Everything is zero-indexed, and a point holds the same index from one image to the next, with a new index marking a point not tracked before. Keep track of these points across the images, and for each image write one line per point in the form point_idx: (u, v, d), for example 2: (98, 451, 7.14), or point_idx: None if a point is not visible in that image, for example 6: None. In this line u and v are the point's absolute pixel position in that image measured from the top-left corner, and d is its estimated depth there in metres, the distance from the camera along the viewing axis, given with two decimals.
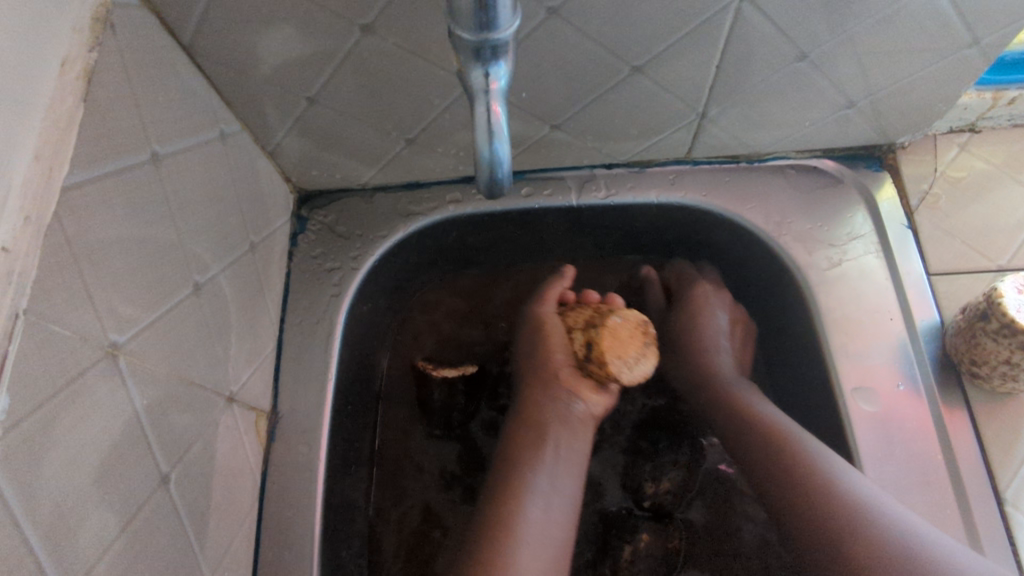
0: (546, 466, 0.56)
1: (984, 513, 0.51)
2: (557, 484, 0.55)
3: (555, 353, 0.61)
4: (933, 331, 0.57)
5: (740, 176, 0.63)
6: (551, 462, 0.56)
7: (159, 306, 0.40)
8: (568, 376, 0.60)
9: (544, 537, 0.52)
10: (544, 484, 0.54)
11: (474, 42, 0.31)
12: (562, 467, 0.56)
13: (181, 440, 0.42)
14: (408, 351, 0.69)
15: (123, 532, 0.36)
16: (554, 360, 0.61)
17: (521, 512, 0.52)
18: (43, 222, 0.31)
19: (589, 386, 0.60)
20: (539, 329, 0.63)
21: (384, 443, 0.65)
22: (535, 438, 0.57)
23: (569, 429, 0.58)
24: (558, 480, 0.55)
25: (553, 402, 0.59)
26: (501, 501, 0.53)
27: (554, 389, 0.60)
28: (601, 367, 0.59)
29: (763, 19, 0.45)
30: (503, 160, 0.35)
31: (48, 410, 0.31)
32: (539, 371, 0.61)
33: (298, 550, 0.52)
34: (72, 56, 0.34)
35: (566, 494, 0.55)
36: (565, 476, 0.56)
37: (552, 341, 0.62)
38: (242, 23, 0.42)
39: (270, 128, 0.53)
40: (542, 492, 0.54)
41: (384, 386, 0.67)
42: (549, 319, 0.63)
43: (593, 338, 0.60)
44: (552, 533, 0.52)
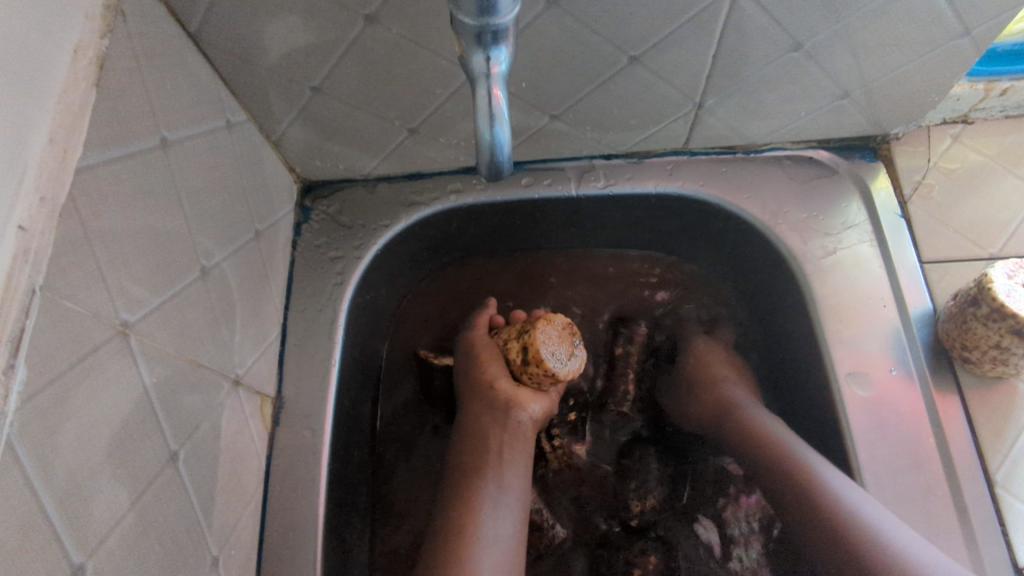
0: (492, 476, 0.57)
1: (975, 494, 0.52)
2: (505, 486, 0.57)
3: (492, 367, 0.62)
4: (926, 318, 0.58)
5: (737, 166, 0.63)
6: (495, 465, 0.58)
7: (167, 288, 0.41)
8: (507, 387, 0.60)
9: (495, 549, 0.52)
10: (494, 486, 0.56)
11: (476, 27, 0.32)
12: (508, 469, 0.58)
13: (188, 420, 0.43)
14: (413, 340, 0.70)
15: (133, 506, 0.37)
16: (489, 371, 0.61)
17: (478, 520, 0.53)
18: (57, 203, 0.32)
19: (527, 392, 0.61)
20: (467, 352, 0.64)
21: (387, 429, 0.67)
22: (478, 445, 0.59)
23: (511, 434, 0.59)
24: (506, 483, 0.57)
25: (490, 411, 0.60)
26: (465, 507, 0.55)
27: (490, 399, 0.60)
28: (538, 367, 0.58)
29: (758, 9, 0.46)
30: (503, 143, 0.37)
31: (62, 383, 0.32)
32: (476, 382, 0.62)
33: (302, 531, 0.53)
34: (85, 41, 0.35)
35: (513, 495, 0.57)
36: (512, 476, 0.58)
37: (487, 355, 0.62)
38: (248, 12, 0.43)
39: (274, 117, 0.54)
40: (490, 495, 0.56)
41: (387, 373, 0.68)
42: (477, 341, 0.64)
43: (526, 343, 0.59)
44: (504, 541, 0.53)
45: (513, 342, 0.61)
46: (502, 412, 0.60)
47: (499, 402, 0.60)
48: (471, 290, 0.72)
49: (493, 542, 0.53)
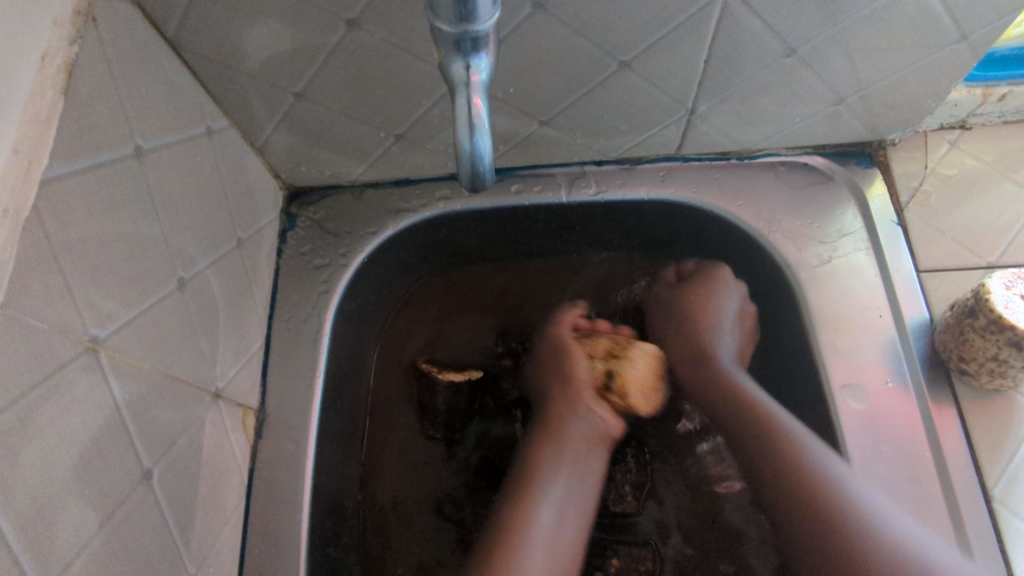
0: (563, 474, 0.58)
1: (970, 508, 0.51)
2: (570, 493, 0.58)
3: (581, 374, 0.63)
4: (922, 329, 0.57)
5: (730, 172, 0.62)
6: (569, 471, 0.59)
7: (142, 301, 0.40)
8: (592, 399, 0.62)
9: (551, 558, 0.54)
10: (550, 505, 0.57)
11: (454, 34, 0.31)
12: (582, 476, 0.59)
13: (164, 437, 0.42)
14: (408, 353, 0.68)
15: (104, 527, 0.36)
16: (580, 381, 0.63)
17: (534, 523, 0.55)
18: (21, 215, 0.31)
19: (608, 409, 0.62)
20: (555, 353, 0.65)
21: (378, 443, 0.65)
22: (554, 450, 0.60)
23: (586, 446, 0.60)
24: (573, 491, 0.58)
25: (572, 418, 0.61)
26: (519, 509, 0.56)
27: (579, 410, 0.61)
28: (622, 398, 0.62)
29: (750, 14, 0.45)
30: (484, 153, 0.35)
31: (25, 404, 0.31)
32: (566, 391, 0.63)
33: (283, 548, 0.51)
34: (53, 48, 0.33)
35: (581, 503, 0.58)
36: (580, 488, 0.59)
37: (574, 362, 0.63)
38: (226, 17, 0.42)
39: (257, 123, 0.53)
40: (555, 502, 0.57)
41: (378, 385, 0.67)
42: (566, 342, 0.65)
43: (615, 368, 0.63)
44: (564, 539, 0.56)
45: (598, 361, 0.64)
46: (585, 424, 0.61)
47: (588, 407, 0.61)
48: (465, 304, 0.70)
49: (546, 550, 0.55)
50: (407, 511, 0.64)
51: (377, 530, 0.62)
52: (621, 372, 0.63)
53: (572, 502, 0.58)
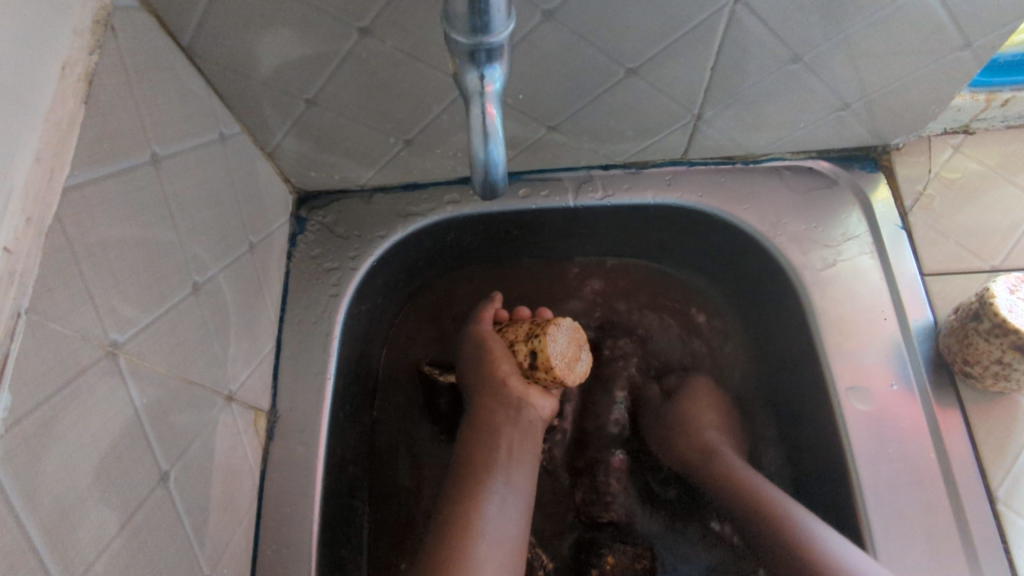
0: (500, 466, 0.58)
1: (975, 509, 0.51)
2: (517, 484, 0.57)
3: (502, 363, 0.61)
4: (926, 331, 0.57)
5: (735, 176, 0.63)
6: (504, 460, 0.58)
7: (159, 306, 0.41)
8: (518, 385, 0.61)
9: (500, 547, 0.53)
10: (495, 496, 0.56)
11: (470, 46, 0.31)
12: (516, 467, 0.58)
13: (180, 440, 0.42)
14: (408, 351, 0.70)
15: (123, 528, 0.36)
16: (501, 369, 0.61)
17: (481, 514, 0.54)
18: (45, 222, 0.31)
19: (537, 391, 0.61)
20: (477, 344, 0.64)
21: (380, 445, 0.66)
22: (489, 441, 0.60)
23: (521, 431, 0.60)
24: (512, 483, 0.57)
25: (502, 408, 0.60)
26: (466, 502, 0.55)
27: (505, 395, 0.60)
28: (547, 373, 0.59)
29: (757, 22, 0.45)
30: (497, 161, 0.35)
31: (49, 407, 0.31)
32: (484, 377, 0.62)
33: (295, 548, 0.52)
34: (73, 58, 0.34)
35: (519, 493, 0.57)
36: (518, 477, 0.58)
37: (495, 352, 0.62)
38: (241, 26, 0.43)
39: (268, 129, 0.53)
40: (498, 493, 0.56)
41: (381, 388, 0.68)
42: (486, 335, 0.64)
43: (536, 348, 0.59)
44: (510, 529, 0.54)
45: (521, 344, 0.61)
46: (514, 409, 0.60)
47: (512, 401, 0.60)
48: (465, 301, 0.71)
49: (495, 537, 0.53)
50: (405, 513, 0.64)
51: (378, 528, 0.63)
52: (541, 348, 0.59)
53: (513, 494, 0.57)
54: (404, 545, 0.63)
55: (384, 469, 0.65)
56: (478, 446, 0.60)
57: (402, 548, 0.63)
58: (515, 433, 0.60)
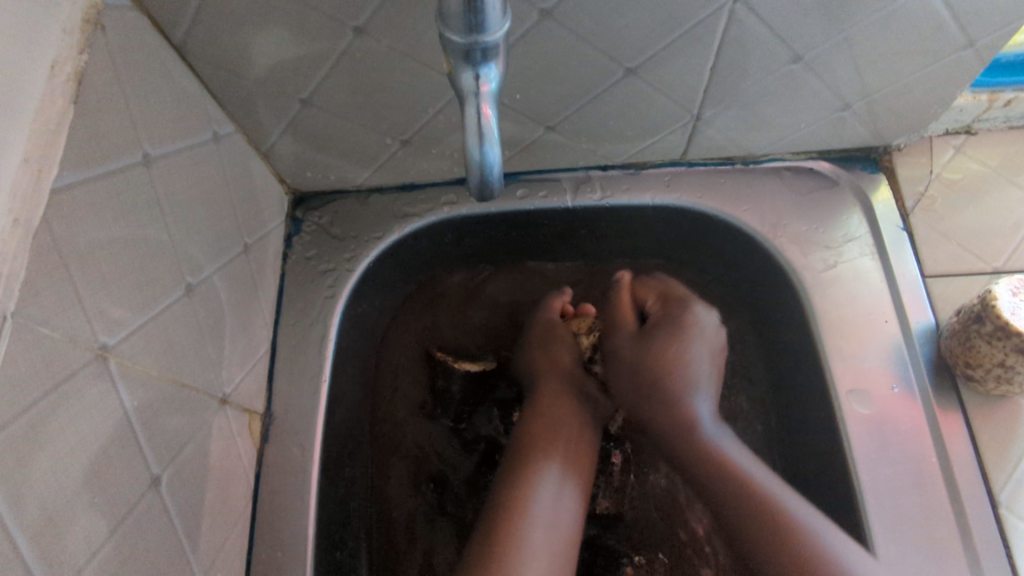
0: (561, 450, 0.58)
1: (977, 514, 0.51)
2: (565, 474, 0.56)
3: (567, 349, 0.64)
4: (928, 333, 0.57)
5: (735, 177, 0.62)
6: (565, 446, 0.58)
7: (150, 309, 0.40)
8: (579, 372, 0.64)
9: (552, 536, 0.53)
10: (549, 486, 0.55)
11: (464, 45, 0.31)
12: (576, 456, 0.58)
13: (172, 443, 0.42)
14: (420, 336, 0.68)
15: (113, 534, 0.36)
16: (568, 355, 0.64)
17: (536, 494, 0.54)
18: (32, 224, 0.31)
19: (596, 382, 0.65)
20: (543, 332, 0.66)
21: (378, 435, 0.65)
22: (551, 428, 0.59)
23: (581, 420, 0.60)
24: (570, 467, 0.57)
25: (568, 392, 0.62)
26: (518, 480, 0.55)
27: (568, 378, 0.63)
28: None
29: (757, 21, 0.45)
30: (493, 162, 0.35)
31: (37, 411, 0.31)
32: (552, 361, 0.64)
33: (290, 552, 0.52)
34: (63, 58, 0.33)
35: (575, 480, 0.57)
36: (579, 463, 0.58)
37: (561, 338, 0.65)
38: (234, 25, 0.42)
39: (263, 129, 0.53)
40: (554, 478, 0.56)
41: (381, 374, 0.66)
42: (554, 323, 0.66)
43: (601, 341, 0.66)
44: (564, 521, 0.54)
45: (582, 336, 0.66)
46: (579, 393, 0.62)
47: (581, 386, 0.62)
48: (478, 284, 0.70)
49: (548, 524, 0.53)
50: (392, 510, 0.63)
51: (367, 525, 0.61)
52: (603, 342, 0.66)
53: (569, 482, 0.56)
54: (389, 541, 0.61)
55: (382, 453, 0.64)
56: (538, 429, 0.59)
57: (386, 545, 0.61)
58: (562, 424, 0.59)
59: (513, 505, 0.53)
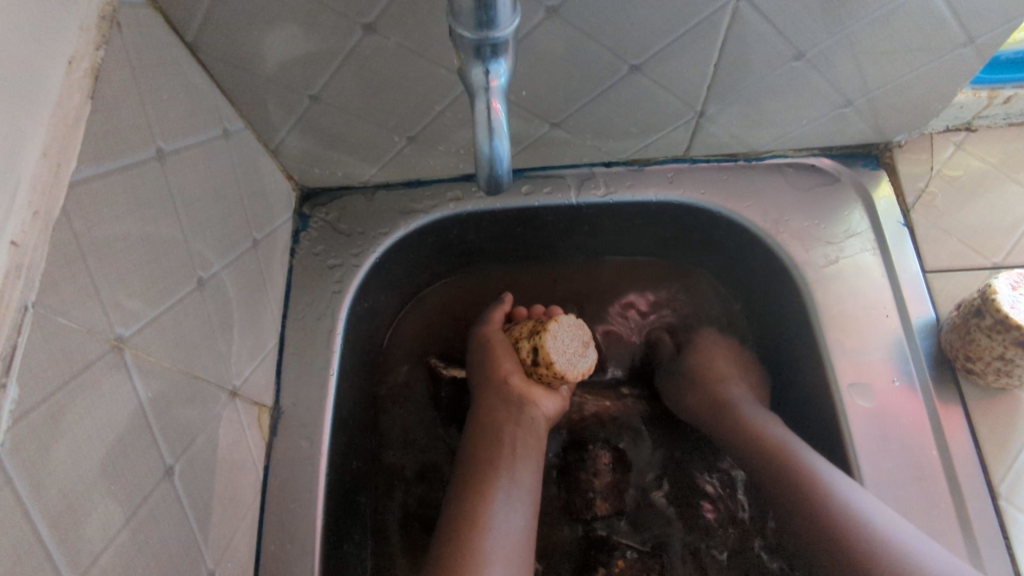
0: (505, 463, 0.58)
1: (977, 505, 0.51)
2: (517, 484, 0.57)
3: (504, 362, 0.62)
4: (928, 328, 0.57)
5: (738, 174, 0.63)
6: (509, 458, 0.58)
7: (163, 301, 0.41)
8: (520, 382, 0.61)
9: (507, 545, 0.53)
10: (501, 500, 0.55)
11: (475, 41, 0.32)
12: (521, 462, 0.58)
13: (185, 434, 0.42)
14: (428, 335, 0.71)
15: (128, 522, 0.36)
16: (503, 367, 0.62)
17: (488, 509, 0.54)
18: (51, 217, 0.31)
19: (541, 389, 0.61)
20: (482, 351, 0.65)
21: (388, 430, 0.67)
22: (491, 442, 0.59)
23: (523, 432, 0.60)
24: (518, 476, 0.57)
25: (503, 406, 0.60)
26: (475, 500, 0.55)
27: (503, 391, 0.61)
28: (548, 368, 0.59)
29: (760, 18, 0.46)
30: (502, 156, 0.35)
31: (57, 399, 0.31)
32: (489, 377, 0.62)
33: (298, 544, 0.52)
34: (80, 53, 0.34)
35: (525, 489, 0.57)
36: (525, 470, 0.58)
37: (499, 351, 0.63)
38: (245, 22, 0.43)
39: (272, 125, 0.53)
40: (504, 487, 0.56)
41: (390, 371, 0.68)
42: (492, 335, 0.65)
43: (537, 344, 0.60)
44: (517, 532, 0.54)
45: (525, 341, 0.62)
46: (515, 407, 0.60)
47: (513, 398, 0.60)
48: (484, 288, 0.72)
49: (505, 531, 0.53)
50: (401, 503, 0.65)
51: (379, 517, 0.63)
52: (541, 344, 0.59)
53: (518, 494, 0.56)
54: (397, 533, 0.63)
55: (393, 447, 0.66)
56: (482, 444, 0.60)
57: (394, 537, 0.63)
58: (501, 436, 0.60)
59: (468, 520, 0.53)
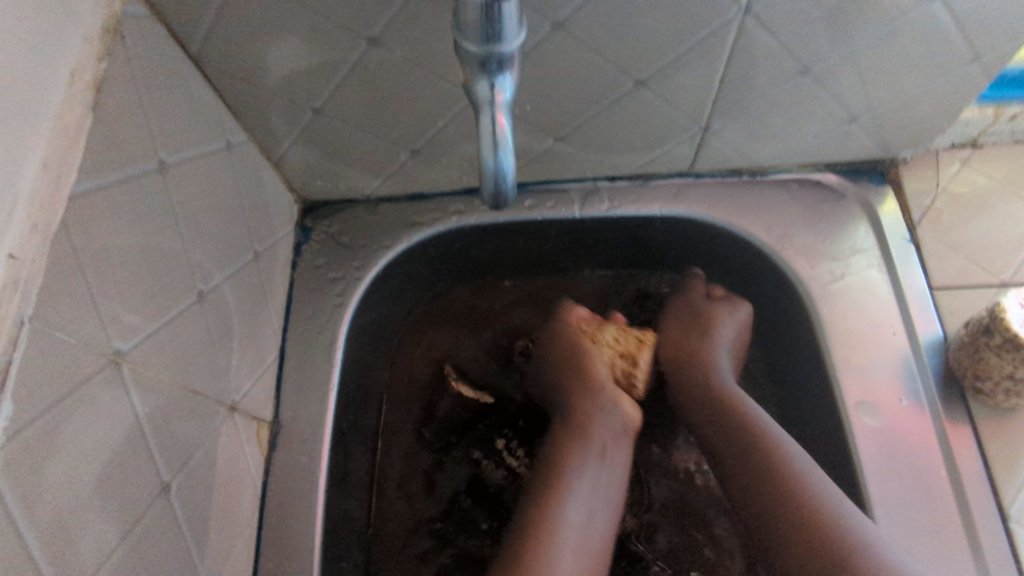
0: (592, 458, 0.56)
1: (987, 528, 0.51)
2: (602, 486, 0.55)
3: (597, 367, 0.63)
4: (936, 346, 0.57)
5: (742, 189, 0.63)
6: (597, 461, 0.56)
7: (162, 314, 0.40)
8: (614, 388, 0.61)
9: (584, 544, 0.52)
10: (583, 499, 0.54)
11: (480, 55, 0.31)
12: (608, 463, 0.57)
13: (182, 450, 0.42)
14: (432, 344, 0.69)
15: (123, 540, 0.36)
16: (598, 372, 0.63)
17: (569, 504, 0.53)
18: (50, 229, 0.31)
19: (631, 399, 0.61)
20: (566, 349, 0.64)
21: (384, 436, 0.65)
22: (580, 437, 0.58)
23: (614, 435, 0.59)
24: (603, 477, 0.56)
25: (599, 408, 0.60)
26: None
27: (602, 395, 0.61)
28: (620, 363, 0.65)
29: (766, 33, 0.45)
30: (507, 170, 0.35)
31: (52, 415, 0.31)
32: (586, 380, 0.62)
33: (296, 560, 0.51)
34: (82, 66, 0.34)
35: (611, 486, 0.56)
36: (612, 475, 0.57)
37: (592, 358, 0.63)
38: (249, 34, 0.43)
39: (275, 137, 0.53)
40: (588, 492, 0.54)
41: (390, 378, 0.67)
42: (576, 342, 0.64)
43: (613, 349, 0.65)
44: (595, 529, 0.53)
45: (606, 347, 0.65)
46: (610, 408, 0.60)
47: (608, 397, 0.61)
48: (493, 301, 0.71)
49: (580, 533, 0.52)
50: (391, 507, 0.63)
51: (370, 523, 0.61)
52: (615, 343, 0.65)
53: (602, 494, 0.55)
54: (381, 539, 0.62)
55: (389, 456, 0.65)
56: (569, 444, 0.58)
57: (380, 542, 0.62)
58: (592, 437, 0.58)
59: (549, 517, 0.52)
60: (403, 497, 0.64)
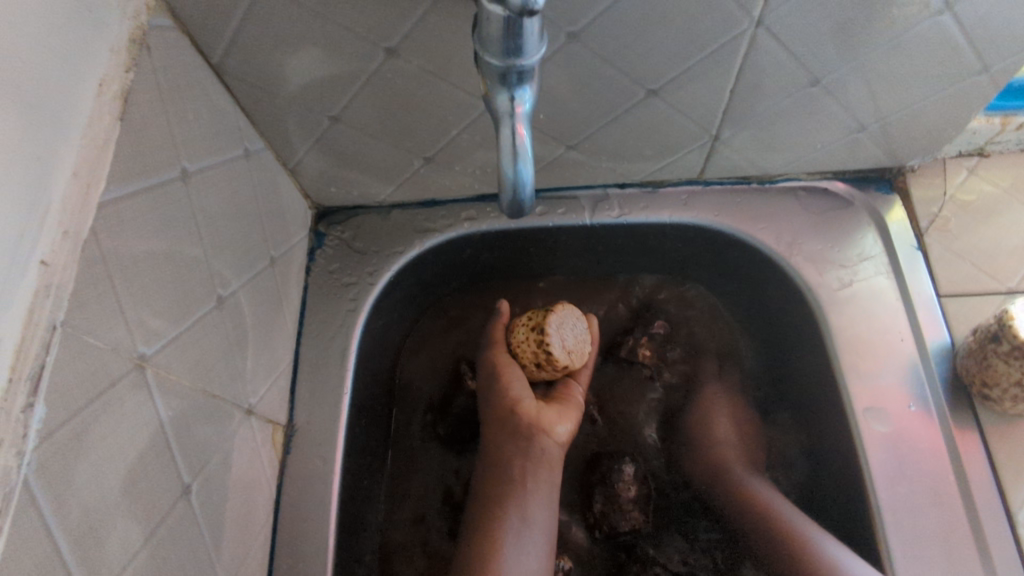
0: (529, 490, 0.58)
1: (996, 535, 0.51)
2: (538, 517, 0.57)
3: (514, 388, 0.62)
4: (944, 352, 0.57)
5: (751, 196, 0.63)
6: (523, 490, 0.57)
7: (184, 320, 0.41)
8: (530, 408, 0.61)
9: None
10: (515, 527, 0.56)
11: (502, 68, 0.32)
12: (537, 490, 0.58)
13: (202, 453, 0.42)
14: (446, 346, 0.70)
15: (147, 541, 0.36)
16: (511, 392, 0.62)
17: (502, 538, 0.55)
18: (81, 235, 0.32)
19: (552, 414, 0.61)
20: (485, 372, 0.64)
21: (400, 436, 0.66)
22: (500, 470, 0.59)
23: (533, 461, 0.59)
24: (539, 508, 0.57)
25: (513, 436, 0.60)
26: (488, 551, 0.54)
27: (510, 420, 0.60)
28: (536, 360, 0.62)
29: (777, 44, 0.46)
30: (526, 181, 0.35)
31: (81, 418, 0.32)
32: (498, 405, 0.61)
33: (310, 561, 0.52)
34: (110, 77, 0.35)
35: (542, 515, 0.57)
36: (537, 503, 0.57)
37: (508, 376, 0.63)
38: (269, 45, 0.44)
39: (291, 145, 0.54)
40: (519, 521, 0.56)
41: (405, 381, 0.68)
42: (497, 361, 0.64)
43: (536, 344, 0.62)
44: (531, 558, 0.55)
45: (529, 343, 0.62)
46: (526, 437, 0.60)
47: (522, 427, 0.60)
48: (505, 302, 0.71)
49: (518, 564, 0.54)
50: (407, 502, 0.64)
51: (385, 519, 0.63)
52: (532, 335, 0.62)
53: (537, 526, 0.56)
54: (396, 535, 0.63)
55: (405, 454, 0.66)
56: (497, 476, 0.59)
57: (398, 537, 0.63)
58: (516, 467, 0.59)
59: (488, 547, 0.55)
60: (419, 493, 0.65)
